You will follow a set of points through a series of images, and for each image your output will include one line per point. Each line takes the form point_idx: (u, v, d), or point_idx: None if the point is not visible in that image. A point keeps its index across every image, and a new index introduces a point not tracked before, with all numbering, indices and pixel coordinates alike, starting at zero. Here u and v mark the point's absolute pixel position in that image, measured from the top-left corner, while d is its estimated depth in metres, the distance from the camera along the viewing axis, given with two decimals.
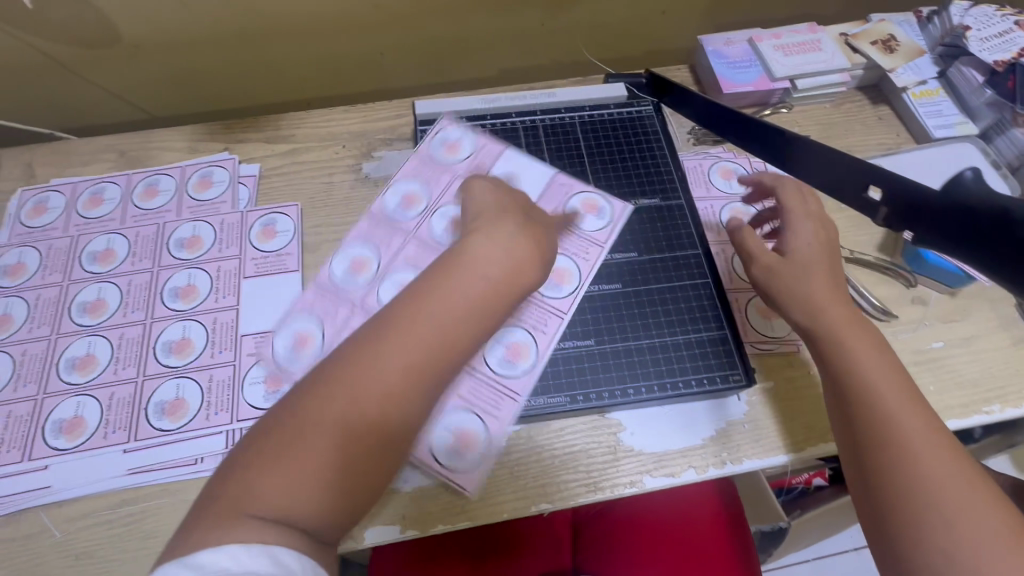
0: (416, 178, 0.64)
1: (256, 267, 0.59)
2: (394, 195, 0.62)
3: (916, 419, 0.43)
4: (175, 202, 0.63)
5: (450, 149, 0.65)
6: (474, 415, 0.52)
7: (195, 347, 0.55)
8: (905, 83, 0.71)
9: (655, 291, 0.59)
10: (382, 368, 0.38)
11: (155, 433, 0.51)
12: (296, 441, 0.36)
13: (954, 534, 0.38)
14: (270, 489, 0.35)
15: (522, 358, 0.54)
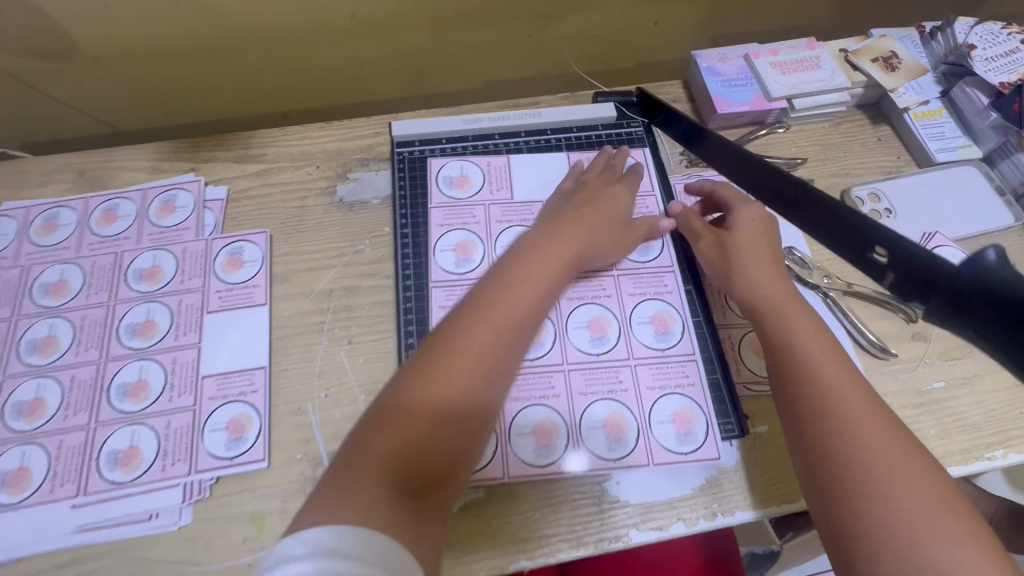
0: (454, 226, 0.60)
1: (221, 301, 0.56)
2: (445, 252, 0.58)
3: (852, 393, 0.43)
4: (135, 229, 0.59)
5: (460, 185, 0.61)
6: (532, 403, 0.52)
7: (152, 390, 0.51)
8: (907, 103, 0.68)
9: (652, 329, 0.56)
10: (471, 350, 0.43)
11: (106, 486, 0.47)
12: (395, 426, 0.39)
13: (898, 511, 0.37)
14: (379, 471, 0.37)
15: (542, 335, 0.55)
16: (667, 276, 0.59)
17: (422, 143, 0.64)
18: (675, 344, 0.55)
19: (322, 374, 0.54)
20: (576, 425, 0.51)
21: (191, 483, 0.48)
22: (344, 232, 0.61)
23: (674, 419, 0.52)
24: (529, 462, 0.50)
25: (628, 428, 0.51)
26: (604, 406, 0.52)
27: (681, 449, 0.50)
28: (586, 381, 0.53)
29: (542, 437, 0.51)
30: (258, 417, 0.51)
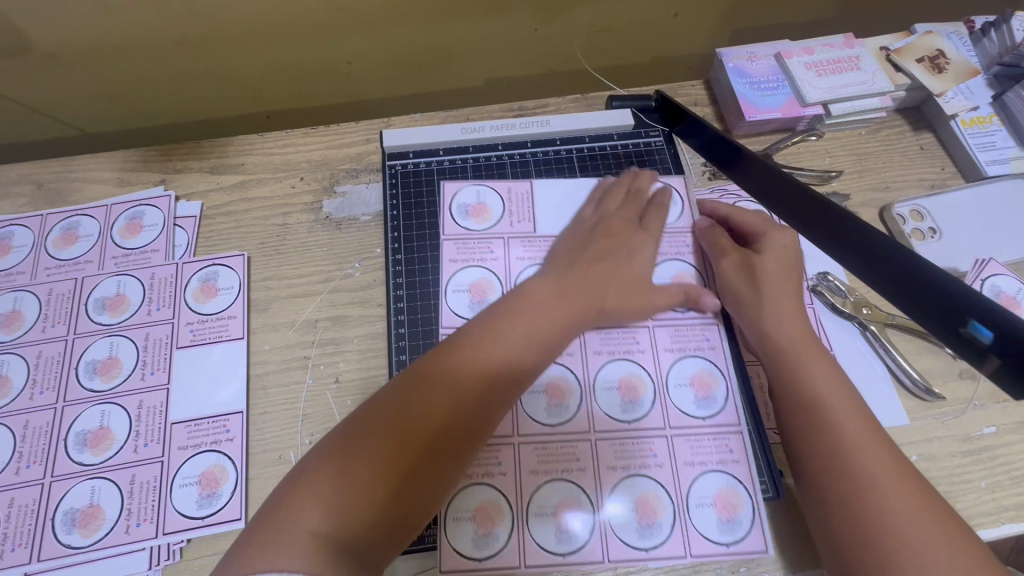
0: (469, 263, 0.51)
1: (192, 334, 0.50)
2: (459, 293, 0.49)
3: (873, 448, 0.38)
4: (98, 251, 0.53)
5: (476, 216, 0.53)
6: (555, 478, 0.45)
7: (116, 439, 0.46)
8: (955, 110, 0.61)
9: (685, 402, 0.48)
10: (475, 361, 0.38)
11: (62, 552, 0.42)
12: (362, 443, 0.34)
13: (926, 573, 0.33)
14: (326, 497, 0.32)
15: (567, 399, 0.47)
16: (709, 331, 0.50)
17: (417, 154, 0.57)
18: (717, 415, 0.47)
19: (306, 418, 0.48)
20: (601, 505, 0.44)
21: (158, 547, 0.43)
22: (331, 254, 0.55)
23: (715, 503, 0.44)
24: (548, 548, 0.43)
25: (661, 511, 0.44)
26: (637, 485, 0.45)
27: (720, 541, 0.44)
28: (614, 454, 0.46)
29: (564, 518, 0.44)
30: (234, 468, 0.46)
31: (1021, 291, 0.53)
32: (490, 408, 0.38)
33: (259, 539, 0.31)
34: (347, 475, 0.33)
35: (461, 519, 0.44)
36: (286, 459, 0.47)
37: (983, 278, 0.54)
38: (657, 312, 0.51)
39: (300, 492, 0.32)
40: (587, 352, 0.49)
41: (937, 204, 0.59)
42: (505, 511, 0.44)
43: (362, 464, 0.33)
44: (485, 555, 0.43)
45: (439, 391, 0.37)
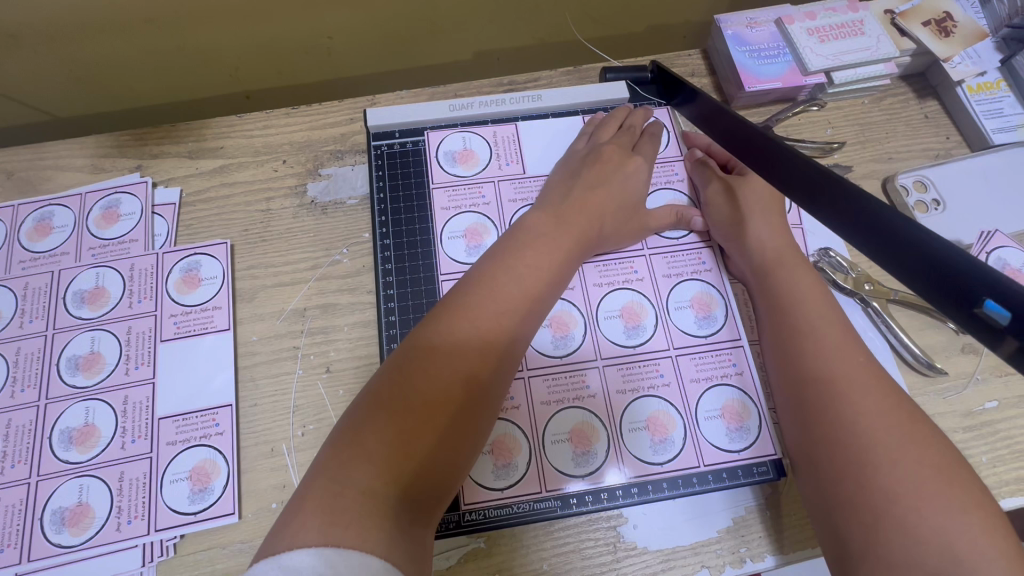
0: (462, 209, 0.51)
1: (176, 327, 0.48)
2: (455, 240, 0.50)
3: (847, 351, 0.38)
4: (73, 242, 0.51)
5: (464, 161, 0.52)
6: (567, 407, 0.44)
7: (102, 436, 0.44)
8: (961, 75, 0.59)
9: (685, 323, 0.47)
10: (474, 326, 0.37)
11: (52, 551, 0.41)
12: (380, 410, 0.33)
13: (892, 468, 0.32)
14: (366, 468, 0.31)
15: (571, 329, 0.47)
16: (704, 253, 0.50)
17: (402, 133, 0.54)
18: (719, 329, 0.47)
19: (298, 409, 0.47)
20: (615, 426, 0.44)
21: (150, 543, 0.42)
22: (317, 240, 0.53)
23: (723, 414, 0.45)
24: (567, 473, 0.43)
25: (675, 427, 0.44)
26: (647, 404, 0.45)
27: (732, 448, 0.44)
28: (622, 377, 0.45)
29: (580, 443, 0.44)
30: (225, 462, 0.45)
31: None
32: (501, 363, 0.38)
33: (293, 516, 0.29)
34: (374, 443, 0.32)
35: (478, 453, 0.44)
36: (278, 452, 0.46)
37: (988, 251, 0.52)
38: (655, 240, 0.51)
39: (329, 468, 0.31)
40: (586, 283, 0.48)
41: (941, 174, 0.57)
42: (519, 439, 0.44)
43: (373, 439, 0.32)
44: (504, 486, 0.43)
45: (444, 353, 0.36)
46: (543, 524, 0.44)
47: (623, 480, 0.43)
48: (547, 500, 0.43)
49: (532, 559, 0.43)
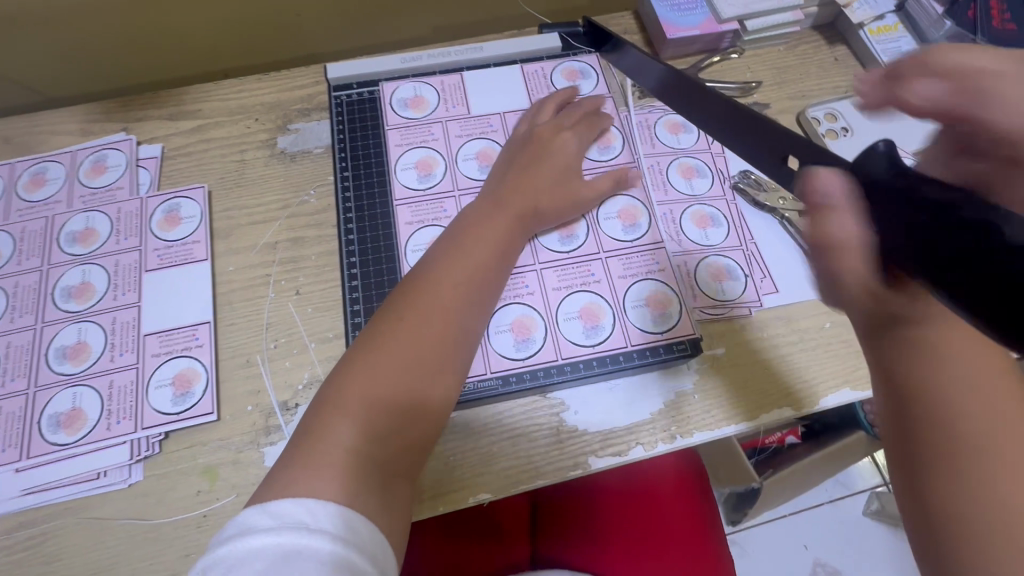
0: (414, 145, 0.57)
1: (159, 258, 0.54)
2: (407, 170, 0.56)
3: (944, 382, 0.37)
4: (66, 191, 0.57)
5: (415, 106, 0.59)
6: (507, 304, 0.50)
7: (93, 352, 0.49)
8: (861, 19, 0.65)
9: (614, 237, 0.54)
10: (431, 303, 0.43)
11: (49, 449, 0.46)
12: (361, 379, 0.39)
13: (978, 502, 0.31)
14: (351, 426, 0.37)
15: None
16: (630, 173, 0.58)
17: (360, 85, 0.60)
18: (644, 234, 0.54)
19: (270, 325, 0.52)
20: (553, 319, 0.50)
21: (137, 440, 0.47)
22: (287, 184, 0.59)
23: (647, 303, 0.51)
24: (511, 358, 0.49)
25: (605, 315, 0.51)
26: (580, 298, 0.51)
27: (654, 332, 0.50)
28: (558, 277, 0.52)
29: (520, 333, 0.50)
30: (204, 371, 0.50)
31: None
32: (460, 339, 0.43)
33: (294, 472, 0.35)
34: (355, 413, 0.37)
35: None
36: (253, 364, 0.51)
37: None
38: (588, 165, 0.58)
39: (318, 426, 0.37)
40: None
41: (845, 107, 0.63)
42: None
43: (349, 408, 0.38)
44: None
45: (411, 328, 0.41)
46: (494, 410, 0.49)
47: (559, 360, 0.49)
48: (489, 381, 0.48)
49: (483, 442, 0.48)
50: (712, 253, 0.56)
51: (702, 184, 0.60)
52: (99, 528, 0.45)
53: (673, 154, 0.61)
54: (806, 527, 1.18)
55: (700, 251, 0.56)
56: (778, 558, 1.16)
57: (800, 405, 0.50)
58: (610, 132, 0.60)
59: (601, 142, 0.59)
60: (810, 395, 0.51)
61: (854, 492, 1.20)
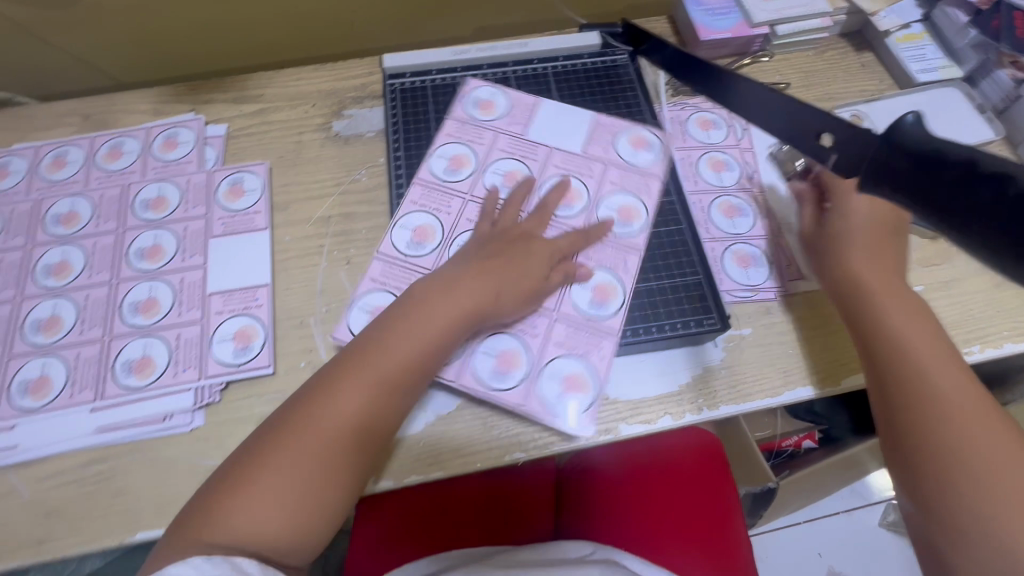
0: (460, 139, 0.60)
1: (224, 226, 0.58)
2: (441, 159, 0.60)
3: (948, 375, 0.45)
4: (140, 163, 0.62)
5: (485, 108, 0.62)
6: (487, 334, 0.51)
7: (162, 307, 0.53)
8: (888, 26, 0.68)
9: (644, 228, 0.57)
10: (349, 401, 0.43)
11: (122, 391, 0.50)
12: (266, 467, 0.40)
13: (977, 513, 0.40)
14: (240, 515, 0.38)
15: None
16: (631, 259, 0.55)
17: (413, 74, 0.64)
18: (605, 320, 0.53)
19: (323, 291, 0.56)
20: (534, 373, 0.50)
21: (201, 388, 0.51)
22: (341, 164, 0.64)
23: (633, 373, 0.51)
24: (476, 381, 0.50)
25: (588, 388, 0.50)
26: (569, 364, 0.51)
27: (683, 322, 0.53)
28: (568, 335, 0.52)
29: (508, 363, 0.51)
30: (263, 328, 0.53)
31: None
32: (370, 444, 0.43)
33: (181, 539, 0.37)
34: (255, 502, 0.39)
35: (359, 308, 0.53)
36: (307, 325, 0.54)
37: None
38: (595, 226, 0.57)
39: (215, 506, 0.39)
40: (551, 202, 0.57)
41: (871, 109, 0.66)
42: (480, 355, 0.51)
43: (249, 488, 0.39)
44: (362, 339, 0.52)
45: (319, 429, 0.41)
46: None
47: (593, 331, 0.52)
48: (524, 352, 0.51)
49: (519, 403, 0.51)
50: (738, 241, 0.59)
51: (731, 176, 0.63)
52: (163, 467, 0.49)
53: (704, 149, 0.64)
54: (820, 535, 1.18)
55: (728, 239, 0.59)
56: (792, 565, 1.15)
57: (823, 385, 0.53)
58: (637, 213, 0.57)
59: (623, 216, 0.57)
60: (833, 376, 0.53)
61: (872, 503, 1.20)
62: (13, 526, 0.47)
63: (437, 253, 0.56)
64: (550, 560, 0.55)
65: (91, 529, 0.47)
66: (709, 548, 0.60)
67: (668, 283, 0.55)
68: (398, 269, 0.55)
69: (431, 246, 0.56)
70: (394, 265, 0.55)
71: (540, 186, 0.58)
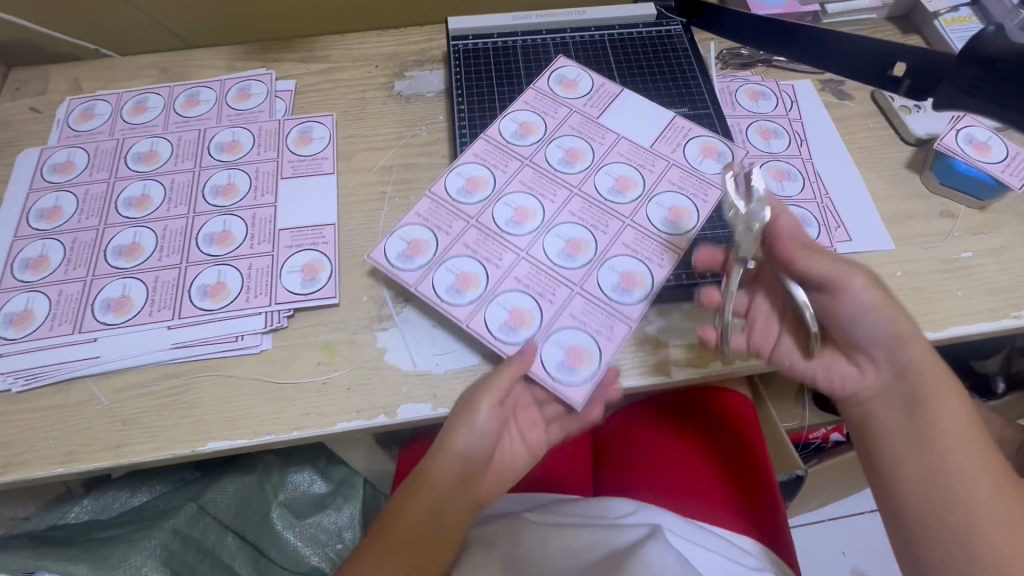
0: (536, 109, 0.60)
1: (293, 169, 0.61)
2: (512, 123, 0.59)
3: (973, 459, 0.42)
4: (215, 111, 0.65)
5: (567, 86, 0.62)
6: (528, 291, 0.51)
7: (236, 239, 0.57)
8: (937, 8, 0.70)
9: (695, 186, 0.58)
10: None
11: (197, 312, 0.53)
12: None
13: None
14: None
15: (527, 221, 0.54)
16: (669, 256, 0.53)
17: (475, 36, 0.67)
18: (625, 304, 0.51)
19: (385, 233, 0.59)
20: (546, 332, 0.50)
21: (270, 313, 0.53)
22: (402, 120, 0.66)
23: (568, 351, 0.49)
24: (489, 330, 0.50)
25: (590, 362, 0.49)
26: (574, 334, 0.49)
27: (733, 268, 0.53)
28: (636, 237, 0.53)
29: (517, 310, 0.50)
30: (329, 262, 0.56)
31: (991, 137, 0.59)
32: None
33: None
34: None
35: (399, 238, 0.53)
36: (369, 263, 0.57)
37: (958, 129, 0.59)
38: (642, 216, 0.54)
39: None
40: (614, 147, 0.58)
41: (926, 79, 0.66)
42: (531, 309, 0.50)
43: None
44: (396, 268, 0.52)
45: None
46: None
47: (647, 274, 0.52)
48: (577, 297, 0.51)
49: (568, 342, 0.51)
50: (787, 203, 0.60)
51: (779, 144, 0.64)
52: (232, 385, 0.51)
53: (753, 117, 0.66)
54: (845, 534, 1.16)
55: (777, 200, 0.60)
56: (816, 562, 1.14)
57: None
58: (689, 215, 0.54)
59: (673, 213, 0.54)
60: None
61: None
62: (91, 430, 0.49)
63: (484, 207, 0.55)
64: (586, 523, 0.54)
65: (164, 437, 0.49)
66: (724, 488, 0.61)
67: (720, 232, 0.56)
68: (441, 211, 0.55)
69: (479, 198, 0.55)
70: (442, 206, 0.55)
71: (600, 174, 0.57)
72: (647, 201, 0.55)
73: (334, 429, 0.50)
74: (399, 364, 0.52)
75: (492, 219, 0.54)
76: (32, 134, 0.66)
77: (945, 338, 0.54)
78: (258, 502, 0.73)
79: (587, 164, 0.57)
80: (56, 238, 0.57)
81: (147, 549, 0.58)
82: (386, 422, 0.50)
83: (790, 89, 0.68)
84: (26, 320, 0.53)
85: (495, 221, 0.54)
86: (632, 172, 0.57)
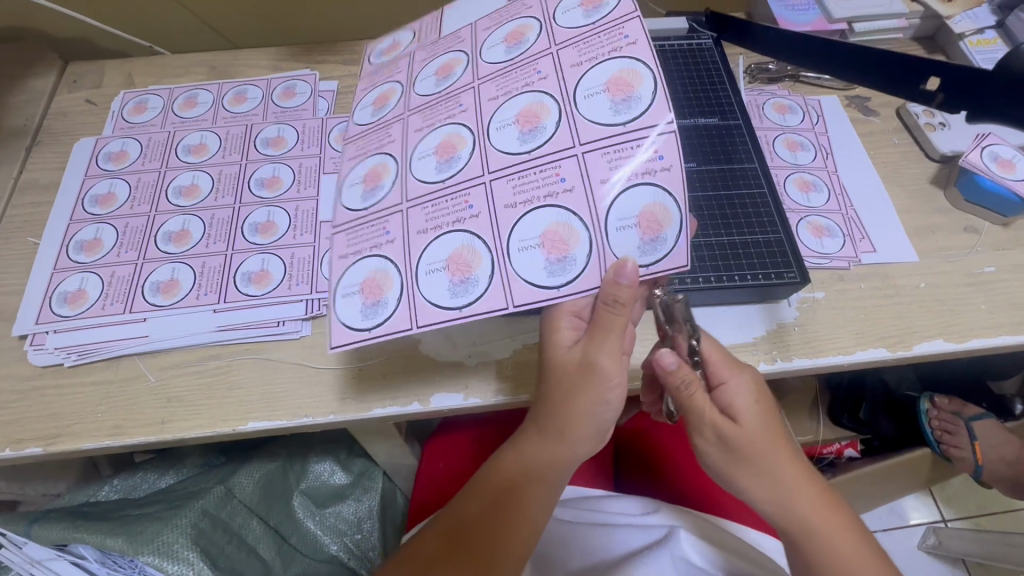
0: (379, 84, 0.55)
1: (335, 165, 0.64)
2: (365, 108, 0.54)
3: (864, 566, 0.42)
4: (262, 108, 0.69)
5: (389, 52, 0.57)
6: (538, 206, 0.43)
7: (279, 229, 0.59)
8: (963, 30, 0.71)
9: (724, 195, 0.59)
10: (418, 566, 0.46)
11: (242, 297, 0.55)
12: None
13: None
14: None
15: (456, 150, 0.47)
16: (628, 27, 0.44)
17: None
18: (641, 114, 0.42)
19: None
20: (599, 228, 0.42)
21: (312, 300, 0.55)
22: None
23: (640, 222, 0.42)
24: (537, 284, 0.42)
25: (671, 216, 0.41)
26: (636, 198, 0.42)
27: (761, 275, 0.54)
28: (607, 161, 0.42)
29: (550, 245, 0.42)
30: None
31: (1016, 156, 0.60)
32: None
33: None
34: None
35: (348, 293, 0.45)
36: None
37: (983, 146, 0.61)
38: (560, 35, 0.47)
39: None
40: (477, 32, 0.52)
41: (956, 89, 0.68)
42: (572, 225, 0.42)
43: None
44: (373, 325, 0.44)
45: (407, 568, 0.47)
46: None
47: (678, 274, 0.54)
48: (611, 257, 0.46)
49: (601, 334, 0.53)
50: (813, 213, 0.62)
51: (806, 156, 0.66)
52: (273, 368, 0.53)
53: (780, 130, 0.68)
54: None
55: (802, 211, 0.62)
56: None
57: (896, 349, 0.54)
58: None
59: (589, 5, 0.47)
60: (905, 341, 0.54)
61: (910, 525, 1.12)
62: (136, 406, 0.51)
63: (398, 187, 0.47)
64: (607, 520, 0.54)
65: (205, 416, 0.51)
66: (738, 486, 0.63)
67: (750, 239, 0.56)
68: (362, 229, 0.47)
69: (387, 184, 0.48)
70: (359, 219, 0.48)
71: (487, 53, 0.50)
72: (552, 24, 0.48)
73: (369, 414, 0.51)
74: (433, 353, 0.54)
75: (419, 179, 0.47)
76: (87, 124, 0.69)
77: (968, 350, 0.54)
78: (282, 489, 0.75)
79: (466, 59, 0.51)
80: (109, 223, 0.60)
81: (179, 527, 0.59)
82: (420, 410, 0.51)
83: (816, 104, 0.70)
84: (80, 299, 0.55)
85: (425, 177, 0.47)
86: (515, 23, 0.50)
